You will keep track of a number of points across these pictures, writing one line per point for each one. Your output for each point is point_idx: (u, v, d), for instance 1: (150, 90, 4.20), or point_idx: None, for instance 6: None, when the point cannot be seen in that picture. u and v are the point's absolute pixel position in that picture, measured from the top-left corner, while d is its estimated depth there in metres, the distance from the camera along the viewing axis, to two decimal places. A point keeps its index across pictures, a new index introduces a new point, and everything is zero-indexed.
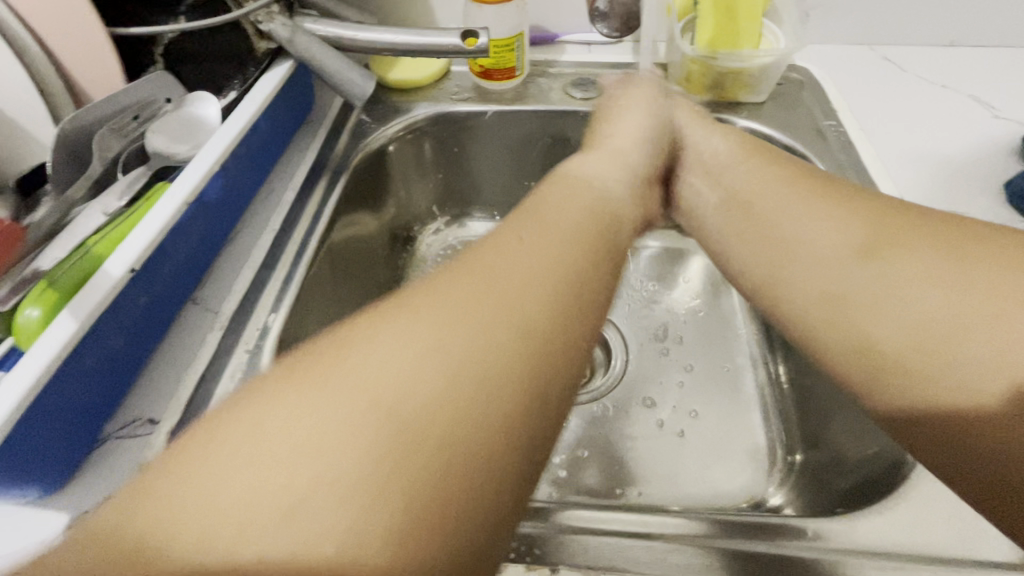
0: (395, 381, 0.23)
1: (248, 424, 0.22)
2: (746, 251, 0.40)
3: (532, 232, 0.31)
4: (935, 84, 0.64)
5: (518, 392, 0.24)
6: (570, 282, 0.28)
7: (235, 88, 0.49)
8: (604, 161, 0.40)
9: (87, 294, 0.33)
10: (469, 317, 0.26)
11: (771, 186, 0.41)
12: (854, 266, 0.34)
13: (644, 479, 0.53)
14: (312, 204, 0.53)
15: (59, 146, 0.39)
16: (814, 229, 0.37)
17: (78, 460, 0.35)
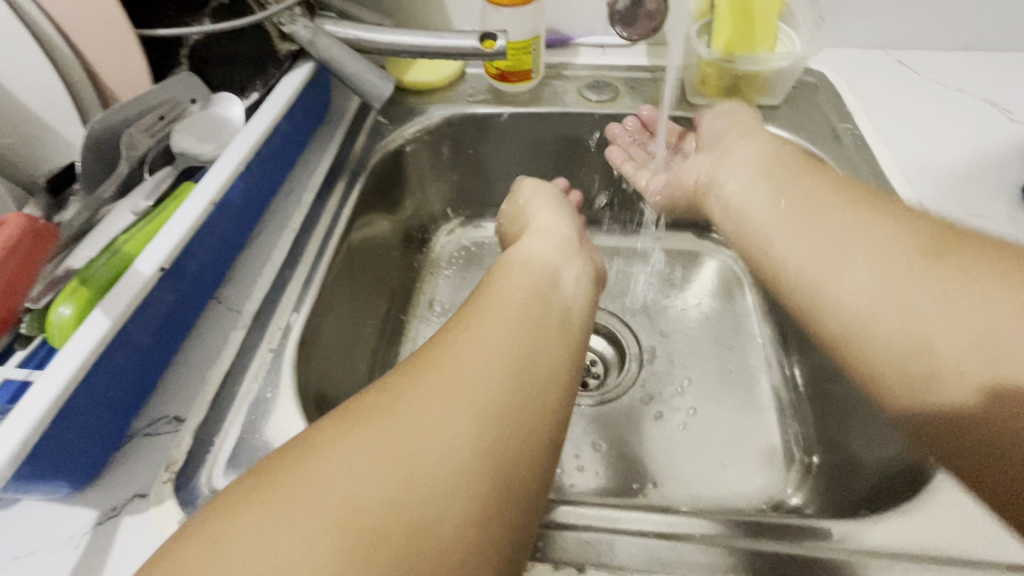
0: (393, 453, 0.30)
1: (226, 529, 0.27)
2: (786, 258, 0.47)
3: (476, 319, 0.40)
4: (949, 88, 0.64)
5: (462, 481, 0.30)
6: (526, 362, 0.37)
7: (258, 89, 0.50)
8: (539, 248, 0.50)
9: (119, 293, 0.33)
10: (418, 417, 0.32)
11: (825, 198, 0.47)
12: (919, 271, 0.40)
13: (660, 479, 0.54)
14: (331, 204, 0.54)
15: (88, 147, 0.39)
16: (870, 240, 0.43)
17: (106, 456, 0.35)
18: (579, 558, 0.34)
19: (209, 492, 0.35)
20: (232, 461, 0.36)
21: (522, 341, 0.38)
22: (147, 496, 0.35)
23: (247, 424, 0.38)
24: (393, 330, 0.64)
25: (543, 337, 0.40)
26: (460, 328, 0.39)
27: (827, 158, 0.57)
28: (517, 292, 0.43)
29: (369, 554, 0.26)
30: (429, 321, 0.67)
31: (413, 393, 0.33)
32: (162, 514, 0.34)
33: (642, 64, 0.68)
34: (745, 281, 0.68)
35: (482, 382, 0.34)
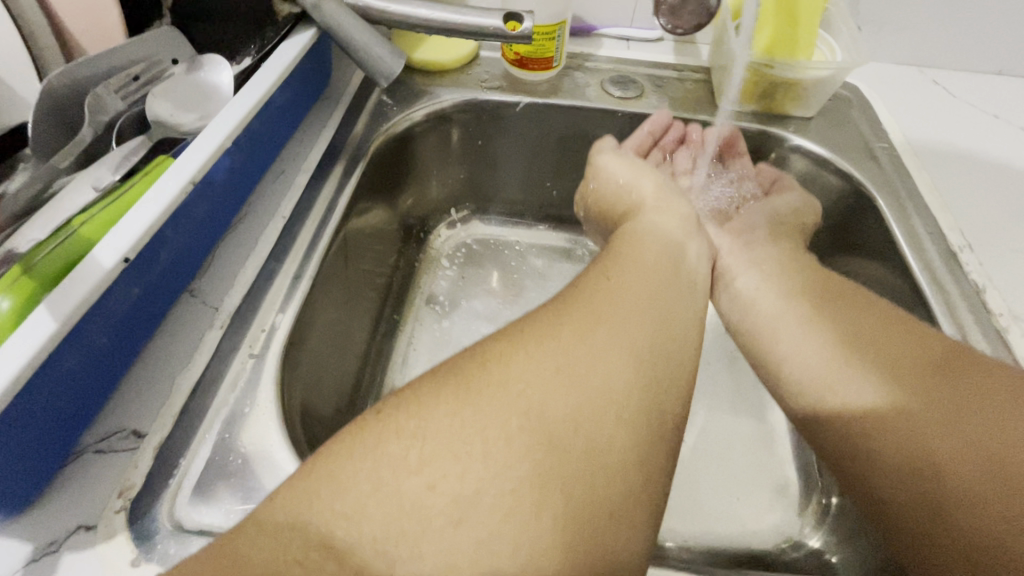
0: (529, 409, 0.27)
1: (421, 417, 0.26)
2: (798, 370, 0.40)
3: (617, 272, 0.37)
4: (986, 113, 0.61)
5: (633, 408, 0.29)
6: (662, 330, 0.34)
7: (252, 54, 0.43)
8: (664, 214, 0.46)
9: (71, 286, 0.27)
10: (587, 346, 0.30)
11: (830, 307, 0.42)
12: (923, 394, 0.35)
13: (671, 512, 0.50)
14: (327, 191, 0.48)
15: (44, 106, 0.33)
16: (872, 353, 0.38)
17: (47, 478, 0.30)
18: None
19: (171, 527, 0.30)
20: (200, 489, 0.31)
21: (653, 316, 0.34)
22: (96, 528, 0.29)
23: (220, 444, 0.33)
24: (387, 331, 0.59)
25: (681, 294, 0.38)
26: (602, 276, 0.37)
27: (865, 180, 0.54)
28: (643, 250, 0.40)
29: (564, 448, 0.26)
30: (428, 323, 0.62)
31: (551, 338, 0.30)
32: (112, 552, 0.28)
33: (668, 61, 0.64)
34: None
35: (617, 339, 0.31)
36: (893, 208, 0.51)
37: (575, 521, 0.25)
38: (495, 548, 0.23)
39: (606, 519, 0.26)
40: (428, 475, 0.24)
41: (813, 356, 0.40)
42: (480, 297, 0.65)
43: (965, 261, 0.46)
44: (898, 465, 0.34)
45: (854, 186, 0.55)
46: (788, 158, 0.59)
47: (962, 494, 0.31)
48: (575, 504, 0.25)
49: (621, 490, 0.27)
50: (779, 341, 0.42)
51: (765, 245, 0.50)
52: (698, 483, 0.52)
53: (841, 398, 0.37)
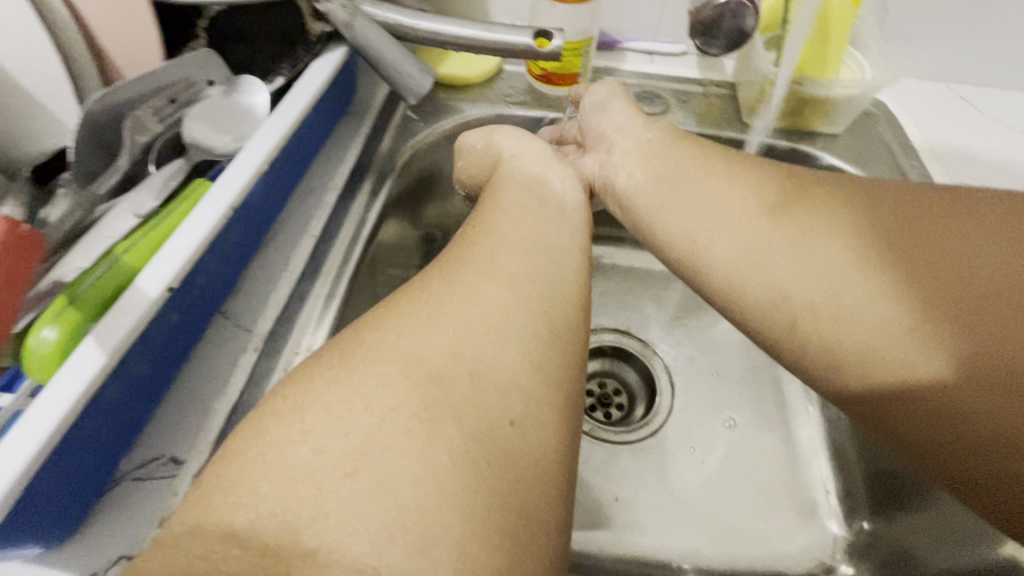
0: (409, 364, 0.26)
1: (299, 396, 0.25)
2: (719, 256, 0.35)
3: (489, 223, 0.37)
4: (1014, 130, 0.61)
5: (512, 328, 0.29)
6: (544, 270, 0.34)
7: (285, 73, 0.43)
8: (526, 159, 0.44)
9: (117, 316, 0.27)
10: (462, 292, 0.30)
11: (728, 179, 0.37)
12: (860, 267, 0.31)
13: (586, 520, 0.50)
14: (356, 209, 0.48)
15: (84, 128, 0.33)
16: (804, 232, 0.33)
17: (88, 508, 0.30)
18: None
19: None
20: None
21: (532, 256, 0.34)
22: (137, 558, 0.29)
23: None
24: None
25: (552, 225, 0.38)
26: (473, 228, 0.36)
27: None
28: (520, 200, 0.39)
29: (446, 390, 0.26)
30: None
31: (423, 296, 0.30)
32: None
33: (693, 76, 0.64)
34: None
35: (497, 283, 0.31)
36: None
37: (478, 444, 0.25)
38: (395, 492, 0.22)
39: (505, 428, 0.26)
40: (316, 442, 0.24)
41: (736, 239, 0.34)
42: None
43: None
44: (859, 361, 0.30)
45: None
46: None
47: (933, 383, 0.28)
48: (471, 436, 0.25)
49: (519, 399, 0.27)
50: (705, 248, 0.35)
51: (635, 132, 0.43)
52: (726, 504, 0.51)
53: (776, 283, 0.33)
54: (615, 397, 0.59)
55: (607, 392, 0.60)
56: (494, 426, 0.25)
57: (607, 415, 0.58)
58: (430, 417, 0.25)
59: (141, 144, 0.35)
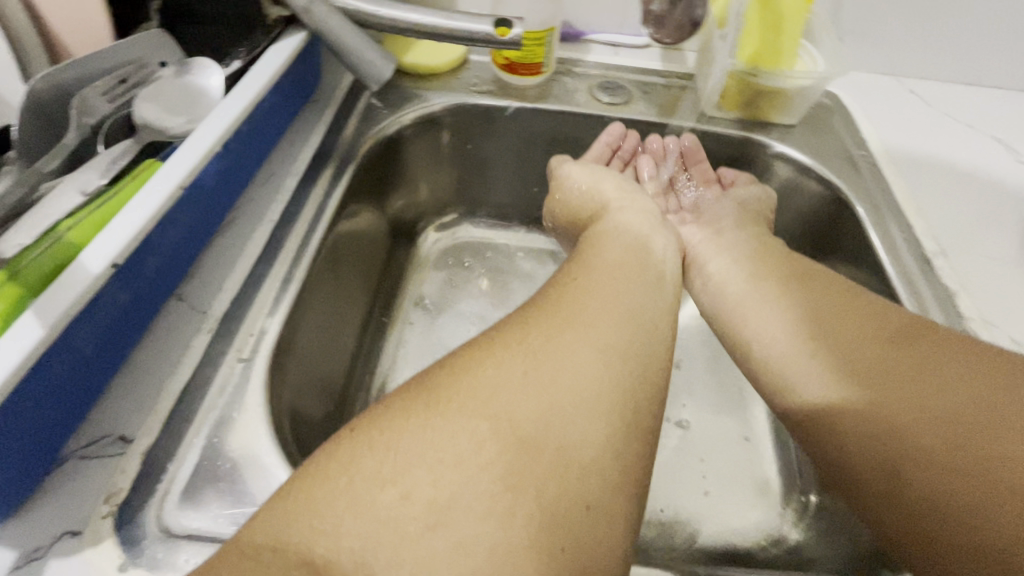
0: (507, 419, 0.26)
1: (393, 433, 0.26)
2: (770, 354, 0.40)
3: (583, 272, 0.37)
4: (960, 123, 0.63)
5: (602, 401, 0.29)
6: (634, 333, 0.33)
7: (241, 56, 0.43)
8: (629, 212, 0.46)
9: (59, 291, 0.27)
10: (553, 345, 0.30)
11: (798, 296, 0.42)
12: (898, 383, 0.34)
13: (655, 510, 0.51)
14: (316, 193, 0.48)
15: (29, 108, 0.33)
16: (845, 344, 0.37)
17: (32, 484, 0.30)
18: None
19: (160, 531, 0.30)
20: (189, 493, 0.31)
21: (622, 314, 0.34)
22: (83, 534, 0.29)
23: (209, 448, 0.33)
24: (374, 335, 0.59)
25: (648, 292, 0.37)
26: (569, 279, 0.37)
27: (844, 188, 0.55)
28: (618, 254, 0.40)
29: (533, 454, 0.26)
30: (415, 322, 0.62)
31: (522, 343, 0.30)
32: (99, 558, 0.28)
33: (655, 67, 0.65)
34: None
35: (593, 346, 0.31)
36: (869, 216, 0.53)
37: (549, 521, 0.24)
38: (473, 554, 0.23)
39: (579, 469, 0.26)
40: (406, 484, 0.24)
41: (785, 339, 0.40)
42: (468, 300, 0.64)
43: (937, 266, 0.48)
44: (859, 455, 0.34)
45: (834, 193, 0.56)
46: (768, 164, 0.60)
47: (927, 484, 0.31)
48: (547, 503, 0.25)
49: (593, 451, 0.27)
50: (751, 332, 0.42)
51: (735, 233, 0.50)
52: (686, 484, 0.52)
53: (812, 376, 0.37)
54: None
55: None
56: (570, 495, 0.25)
57: None
58: (517, 480, 0.25)
59: (89, 124, 0.35)
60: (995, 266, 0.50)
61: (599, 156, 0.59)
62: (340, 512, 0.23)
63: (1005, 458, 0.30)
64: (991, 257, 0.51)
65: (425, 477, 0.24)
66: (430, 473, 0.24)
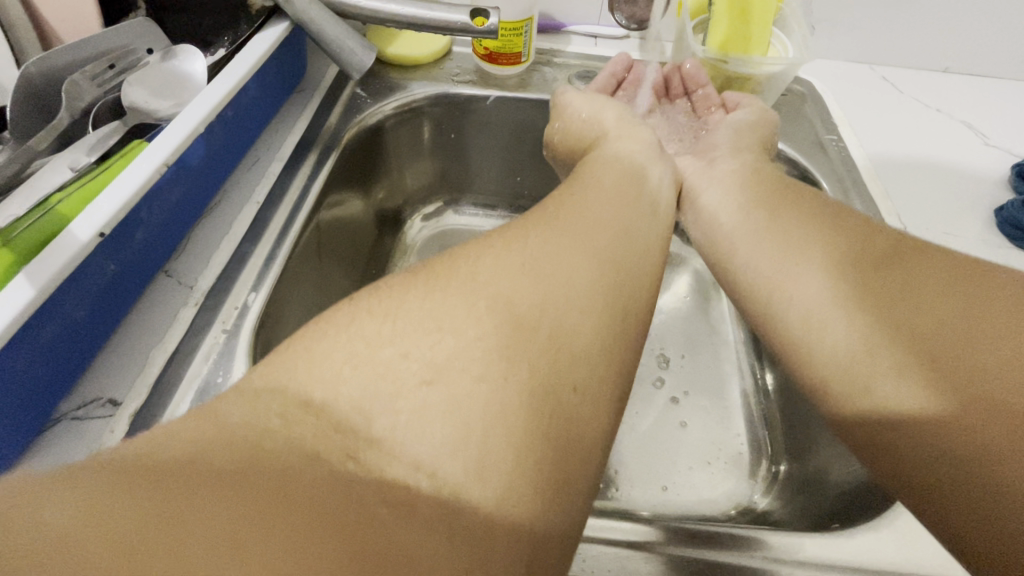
0: (504, 300, 0.28)
1: (389, 306, 0.27)
2: (749, 277, 0.40)
3: (579, 190, 0.39)
4: (930, 108, 0.65)
5: (594, 343, 0.29)
6: (623, 257, 0.34)
7: (225, 45, 0.46)
8: (626, 142, 0.47)
9: (50, 256, 0.29)
10: (544, 248, 0.32)
11: (783, 209, 0.41)
12: (869, 294, 0.33)
13: (632, 480, 0.52)
14: (301, 177, 0.50)
15: (21, 89, 0.35)
16: (817, 262, 0.36)
17: (27, 441, 0.32)
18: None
19: None
20: None
21: (615, 236, 0.35)
22: None
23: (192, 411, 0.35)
24: None
25: (638, 219, 0.38)
26: (565, 195, 0.38)
27: (813, 169, 0.57)
28: (616, 178, 0.41)
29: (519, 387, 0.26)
30: None
31: (521, 241, 0.32)
32: None
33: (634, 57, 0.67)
34: (714, 295, 0.68)
35: (583, 260, 0.32)
36: (836, 194, 0.55)
37: (533, 419, 0.25)
38: (452, 423, 0.24)
39: (571, 398, 0.27)
40: (401, 345, 0.25)
41: (762, 258, 0.39)
42: None
43: None
44: (833, 370, 0.33)
45: (804, 175, 0.58)
46: None
47: (906, 416, 0.29)
48: (533, 377, 0.26)
49: (583, 376, 0.28)
50: (752, 272, 0.40)
51: (730, 160, 0.48)
52: (661, 457, 0.54)
53: (788, 292, 0.36)
54: None
55: None
56: (553, 382, 0.26)
57: None
58: (512, 360, 0.26)
59: (80, 107, 0.37)
60: (957, 242, 0.52)
61: (603, 85, 0.59)
62: (317, 378, 0.24)
63: (987, 390, 0.28)
64: (954, 234, 0.53)
65: (419, 349, 0.25)
66: (425, 344, 0.26)
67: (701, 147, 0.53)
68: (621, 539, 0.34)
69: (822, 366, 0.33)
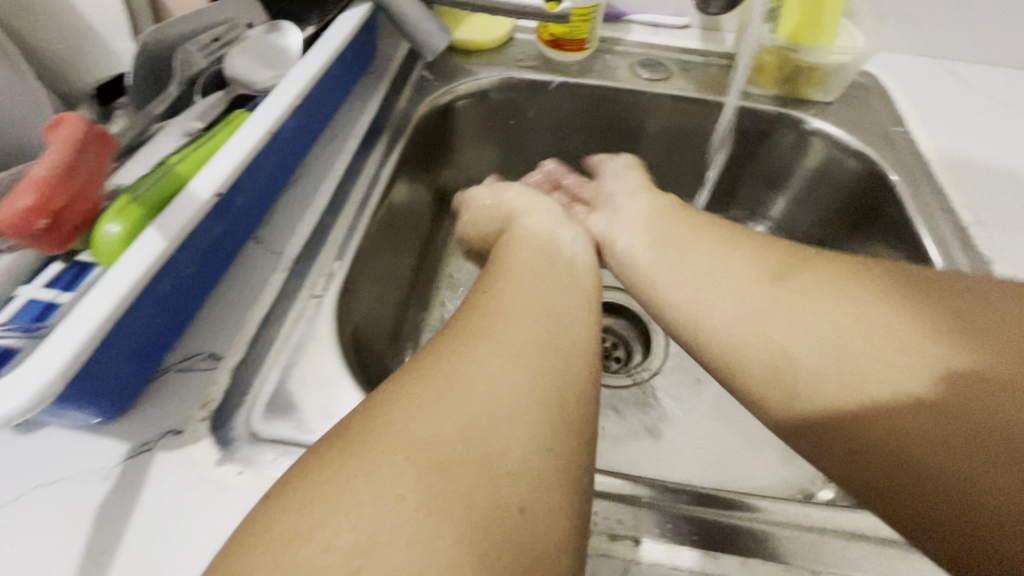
0: (443, 436, 0.26)
1: (317, 471, 0.25)
2: (752, 330, 0.35)
3: (499, 289, 0.37)
4: (1000, 104, 0.64)
5: (551, 461, 0.28)
6: (569, 365, 0.33)
7: (314, 23, 0.47)
8: (538, 215, 0.48)
9: (174, 213, 0.31)
10: (475, 366, 0.30)
11: (785, 255, 0.37)
12: (920, 346, 0.30)
13: (670, 462, 0.52)
14: (376, 156, 0.52)
15: (142, 56, 0.37)
16: (847, 314, 0.32)
17: (138, 389, 0.34)
18: (621, 525, 0.33)
19: (249, 436, 0.33)
20: (271, 408, 0.35)
21: (556, 340, 0.34)
22: (183, 432, 0.33)
23: (286, 371, 0.37)
24: (415, 309, 0.59)
25: (563, 288, 0.39)
26: (479, 298, 0.37)
27: (880, 161, 0.57)
28: (531, 264, 0.41)
29: (477, 521, 0.24)
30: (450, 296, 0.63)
31: (466, 362, 0.31)
32: (198, 453, 0.32)
33: (695, 47, 0.66)
34: None
35: (517, 368, 0.31)
36: (905, 187, 0.54)
37: (486, 537, 0.24)
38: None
39: (517, 519, 0.25)
40: (333, 510, 0.24)
41: (773, 302, 0.35)
42: None
43: (975, 235, 0.49)
44: (858, 424, 0.30)
45: (869, 168, 0.58)
46: (807, 143, 0.62)
47: (915, 445, 0.28)
48: (478, 517, 0.24)
49: (536, 489, 0.26)
50: (742, 332, 0.35)
51: (634, 203, 0.47)
52: (703, 438, 0.55)
53: (791, 335, 0.33)
54: (614, 349, 0.65)
55: (604, 344, 0.65)
56: (507, 524, 0.24)
57: (607, 364, 0.63)
58: (455, 511, 0.24)
59: (189, 76, 0.39)
60: None
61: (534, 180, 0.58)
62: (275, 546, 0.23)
63: (1010, 439, 0.27)
64: None
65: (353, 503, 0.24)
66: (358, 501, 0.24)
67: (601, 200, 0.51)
68: (602, 490, 0.34)
69: (854, 423, 0.30)
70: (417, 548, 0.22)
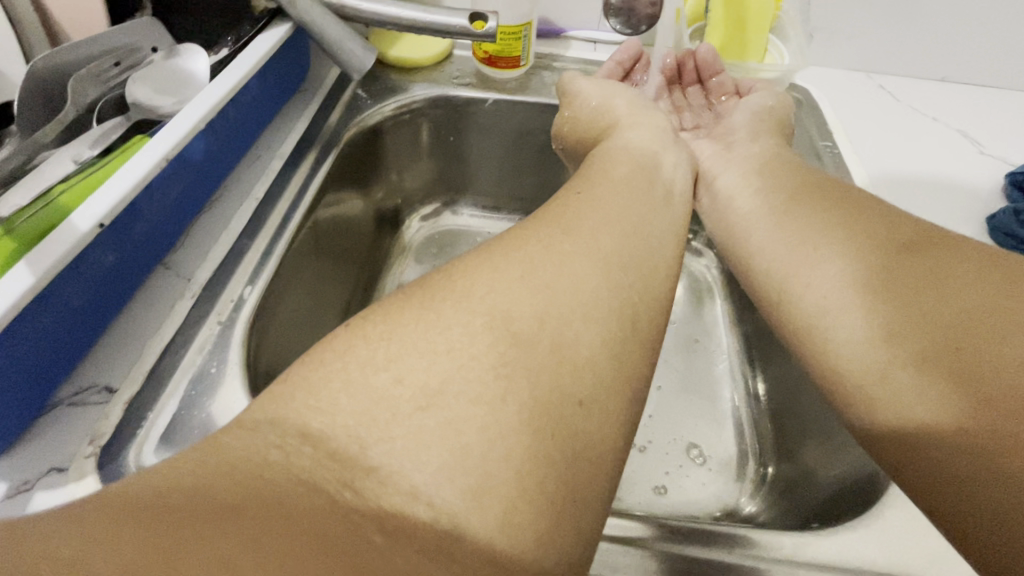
0: (542, 311, 0.28)
1: (393, 326, 0.27)
2: (808, 277, 0.36)
3: (588, 189, 0.38)
4: (927, 117, 0.65)
5: (613, 367, 0.28)
6: (649, 276, 0.33)
7: (229, 45, 0.47)
8: (639, 130, 0.47)
9: (50, 245, 0.30)
10: (557, 255, 0.31)
11: (844, 216, 0.38)
12: (955, 292, 0.30)
13: (625, 483, 0.52)
14: (301, 174, 0.51)
15: (29, 84, 0.36)
16: (884, 271, 0.33)
17: (24, 427, 0.33)
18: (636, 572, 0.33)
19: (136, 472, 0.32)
20: (164, 441, 0.34)
21: (635, 246, 0.34)
22: (67, 471, 0.32)
23: (186, 400, 0.36)
24: None
25: (659, 210, 0.38)
26: (573, 195, 0.37)
27: None
28: (627, 173, 0.41)
29: (542, 403, 0.25)
30: None
31: (557, 246, 0.31)
32: (81, 491, 0.31)
33: None
34: (717, 291, 0.69)
35: (603, 270, 0.31)
36: None
37: (544, 411, 0.25)
38: (460, 438, 0.23)
39: (575, 411, 0.25)
40: (397, 369, 0.25)
41: (814, 250, 0.37)
42: None
43: None
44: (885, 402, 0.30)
45: None
46: None
47: (944, 412, 0.28)
48: (541, 393, 0.25)
49: (593, 379, 0.27)
50: (798, 285, 0.37)
51: (747, 145, 0.49)
52: (665, 452, 0.55)
53: (806, 278, 0.36)
54: None
55: None
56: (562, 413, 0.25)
57: None
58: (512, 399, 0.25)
59: (85, 104, 0.38)
60: None
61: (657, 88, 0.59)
62: (344, 385, 0.24)
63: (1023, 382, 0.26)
64: None
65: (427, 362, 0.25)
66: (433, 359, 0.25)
67: (717, 132, 0.54)
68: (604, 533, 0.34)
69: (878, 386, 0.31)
70: (483, 423, 0.24)
